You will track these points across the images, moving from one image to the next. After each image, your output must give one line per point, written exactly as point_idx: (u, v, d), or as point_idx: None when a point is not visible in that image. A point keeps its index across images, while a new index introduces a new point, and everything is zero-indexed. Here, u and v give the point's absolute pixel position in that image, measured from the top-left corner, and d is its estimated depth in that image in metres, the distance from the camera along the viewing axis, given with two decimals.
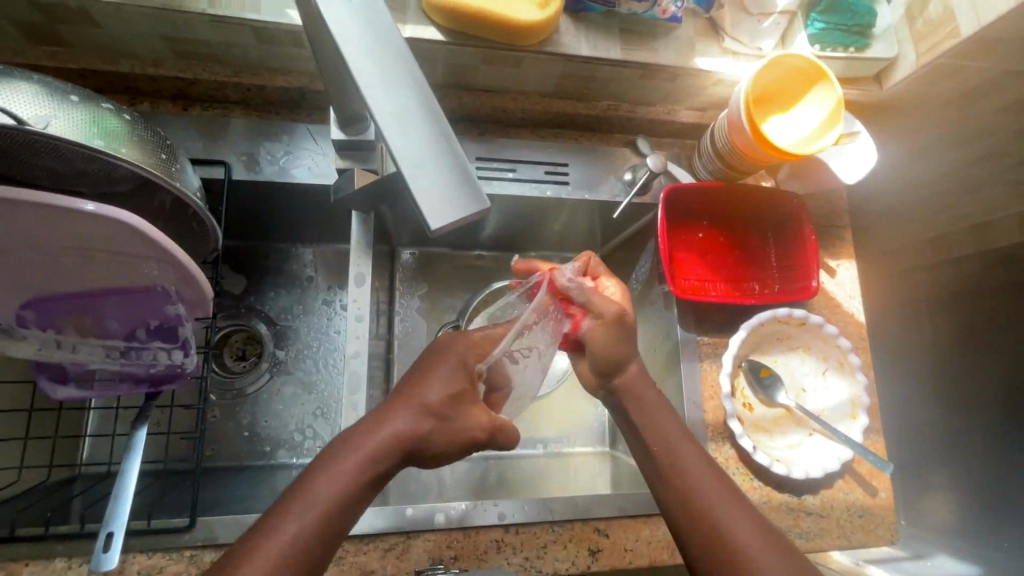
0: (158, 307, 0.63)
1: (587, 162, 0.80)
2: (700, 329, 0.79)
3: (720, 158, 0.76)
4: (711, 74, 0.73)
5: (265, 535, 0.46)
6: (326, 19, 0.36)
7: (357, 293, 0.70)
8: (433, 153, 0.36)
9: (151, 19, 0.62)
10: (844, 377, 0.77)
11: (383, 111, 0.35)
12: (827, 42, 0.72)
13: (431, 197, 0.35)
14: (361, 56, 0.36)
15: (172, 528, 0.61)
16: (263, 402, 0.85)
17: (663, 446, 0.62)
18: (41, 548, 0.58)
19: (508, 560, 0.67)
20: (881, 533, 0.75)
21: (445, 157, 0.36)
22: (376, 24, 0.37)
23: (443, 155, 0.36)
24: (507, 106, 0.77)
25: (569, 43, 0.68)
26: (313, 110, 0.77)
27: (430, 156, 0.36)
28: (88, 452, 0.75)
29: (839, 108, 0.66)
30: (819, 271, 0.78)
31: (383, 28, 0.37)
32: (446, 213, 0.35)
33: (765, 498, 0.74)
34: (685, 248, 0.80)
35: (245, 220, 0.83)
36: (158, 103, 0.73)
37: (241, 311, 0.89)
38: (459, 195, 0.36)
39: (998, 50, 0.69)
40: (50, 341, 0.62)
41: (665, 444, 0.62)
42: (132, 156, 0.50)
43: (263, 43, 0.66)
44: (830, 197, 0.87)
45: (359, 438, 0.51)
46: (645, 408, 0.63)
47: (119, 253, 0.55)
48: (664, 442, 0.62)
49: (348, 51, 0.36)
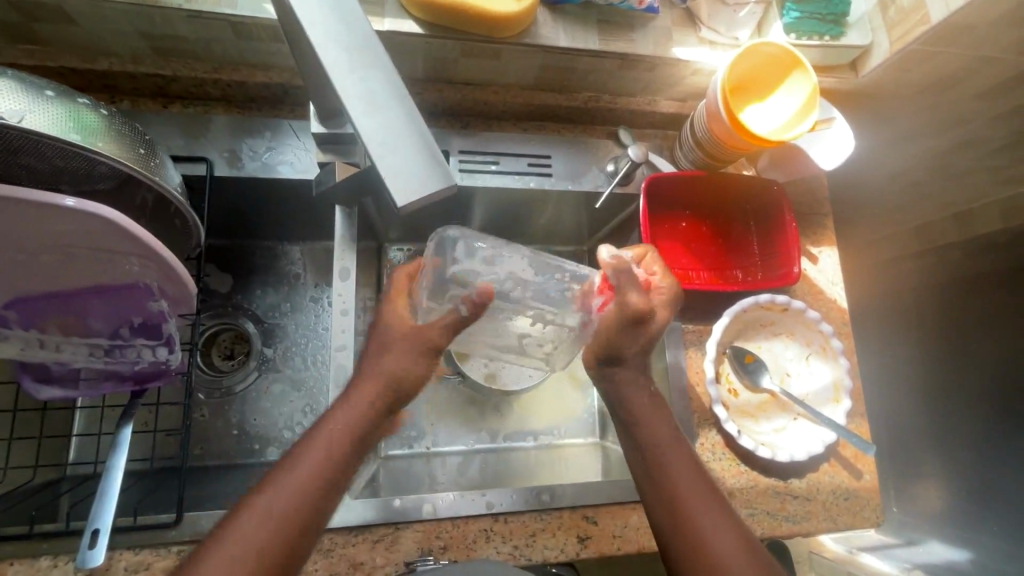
0: (142, 305, 0.63)
1: (569, 153, 0.81)
2: (684, 317, 0.80)
3: (700, 147, 0.77)
4: (689, 64, 0.74)
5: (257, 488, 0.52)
6: (296, 11, 0.37)
7: (342, 288, 0.70)
8: (404, 135, 0.36)
9: (128, 16, 0.62)
10: (826, 361, 0.78)
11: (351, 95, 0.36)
12: (802, 30, 0.73)
13: (402, 174, 0.36)
14: (330, 44, 0.37)
15: (158, 524, 0.61)
16: (251, 401, 0.85)
17: (658, 447, 0.62)
18: (26, 547, 0.58)
19: (496, 549, 0.67)
20: (867, 515, 0.76)
21: (415, 138, 0.36)
22: (345, 12, 0.38)
23: (413, 134, 0.36)
24: (488, 99, 0.78)
25: (547, 35, 0.69)
26: (295, 106, 0.78)
27: (401, 139, 0.36)
28: (74, 454, 0.75)
29: (814, 96, 0.67)
30: (800, 256, 0.79)
31: (352, 18, 0.38)
32: (415, 191, 0.35)
33: (752, 483, 0.74)
34: (669, 237, 0.81)
35: (230, 219, 0.83)
36: (139, 101, 0.73)
37: (228, 310, 0.88)
38: (430, 172, 0.36)
39: (969, 35, 0.70)
40: (33, 340, 0.61)
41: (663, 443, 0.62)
42: (110, 150, 0.51)
43: (241, 38, 0.66)
44: (811, 184, 0.88)
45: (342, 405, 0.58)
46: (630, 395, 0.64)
47: (100, 250, 0.55)
48: (662, 442, 0.62)
49: (317, 39, 0.37)
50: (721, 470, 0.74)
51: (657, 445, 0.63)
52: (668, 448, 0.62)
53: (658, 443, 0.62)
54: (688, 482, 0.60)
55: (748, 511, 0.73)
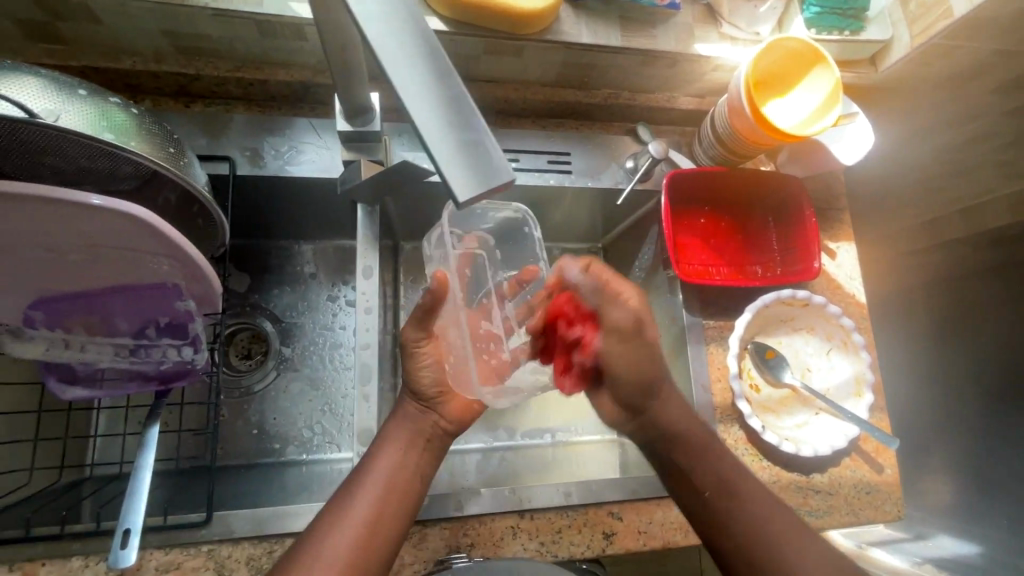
0: (168, 304, 0.62)
1: (588, 150, 0.81)
2: (704, 313, 0.80)
3: (721, 143, 0.77)
4: (711, 60, 0.74)
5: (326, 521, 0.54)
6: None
7: (365, 286, 0.70)
8: (461, 128, 0.35)
9: (153, 15, 0.62)
10: (847, 356, 0.78)
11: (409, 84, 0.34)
12: (822, 26, 0.73)
13: (461, 167, 0.34)
14: (385, 34, 0.35)
15: (188, 522, 0.61)
16: (271, 400, 0.85)
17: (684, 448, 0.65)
18: (56, 547, 0.58)
19: (523, 546, 0.67)
20: (888, 509, 0.76)
21: (473, 131, 0.35)
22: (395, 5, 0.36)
23: (471, 128, 0.35)
24: (508, 96, 0.78)
25: (570, 31, 0.69)
26: (315, 105, 0.78)
27: (457, 132, 0.35)
28: (99, 454, 0.75)
29: (838, 91, 0.68)
30: (820, 251, 0.79)
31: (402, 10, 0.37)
32: (476, 184, 0.33)
33: (775, 478, 0.75)
34: (689, 233, 0.81)
35: (250, 218, 0.83)
36: (161, 101, 0.73)
37: (246, 310, 0.88)
38: (488, 167, 0.34)
39: (990, 30, 0.70)
40: (58, 340, 0.62)
41: (692, 439, 0.65)
42: (142, 149, 0.50)
43: (266, 36, 0.66)
44: (828, 179, 0.88)
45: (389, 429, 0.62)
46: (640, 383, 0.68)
47: (128, 250, 0.55)
48: (688, 440, 0.65)
49: (369, 29, 0.35)
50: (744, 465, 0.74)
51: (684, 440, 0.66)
52: (692, 442, 0.65)
53: (673, 436, 0.66)
54: (716, 472, 0.63)
55: None
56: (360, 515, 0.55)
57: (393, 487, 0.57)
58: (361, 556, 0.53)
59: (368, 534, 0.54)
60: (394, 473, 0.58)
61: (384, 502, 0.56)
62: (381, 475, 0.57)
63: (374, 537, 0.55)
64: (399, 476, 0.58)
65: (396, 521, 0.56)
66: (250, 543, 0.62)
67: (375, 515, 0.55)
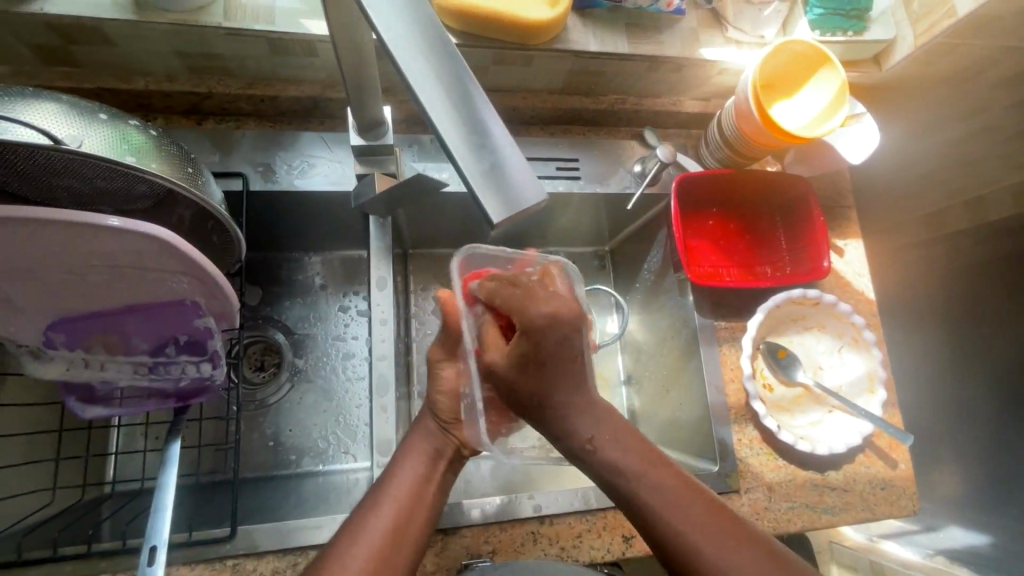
0: (187, 322, 0.63)
1: (595, 155, 0.81)
2: (716, 314, 0.81)
3: (728, 145, 0.78)
4: (716, 64, 0.75)
5: (353, 530, 0.53)
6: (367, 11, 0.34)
7: (380, 297, 0.71)
8: (491, 149, 0.35)
9: (167, 35, 0.63)
10: (859, 353, 0.79)
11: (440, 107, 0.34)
12: (826, 27, 0.74)
13: (494, 190, 0.35)
14: (405, 48, 0.34)
15: (213, 538, 0.62)
16: (286, 412, 0.85)
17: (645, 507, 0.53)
18: (85, 565, 0.59)
19: (545, 551, 0.68)
20: (904, 504, 0.76)
21: (503, 151, 0.35)
22: (415, 13, 0.35)
23: (501, 150, 0.35)
24: (517, 105, 0.79)
25: (577, 40, 0.70)
26: (325, 119, 0.78)
27: (488, 153, 0.35)
28: (119, 469, 0.75)
29: (845, 91, 0.68)
30: (829, 251, 0.79)
31: (421, 17, 0.36)
32: (509, 206, 0.35)
33: (790, 477, 0.75)
34: (698, 235, 0.82)
35: (262, 232, 0.84)
36: (173, 119, 0.74)
37: (258, 323, 0.89)
38: (520, 188, 0.35)
39: (992, 27, 0.71)
40: (77, 360, 0.62)
41: (653, 491, 0.54)
42: (162, 170, 0.51)
43: (277, 53, 0.68)
44: (834, 178, 0.88)
45: (416, 440, 0.62)
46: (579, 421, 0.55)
47: (148, 269, 0.55)
48: (647, 491, 0.54)
49: (394, 44, 0.34)
50: (759, 464, 0.75)
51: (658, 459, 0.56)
52: (654, 499, 0.53)
53: (623, 482, 0.54)
54: (691, 527, 0.52)
55: (787, 504, 0.74)
56: (386, 520, 0.54)
57: (420, 492, 0.57)
58: (385, 562, 0.51)
59: (394, 539, 0.53)
60: (417, 480, 0.58)
61: (411, 507, 0.56)
62: (405, 481, 0.57)
63: (400, 543, 0.53)
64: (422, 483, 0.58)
65: (419, 528, 0.55)
66: (275, 556, 0.63)
67: (402, 519, 0.55)
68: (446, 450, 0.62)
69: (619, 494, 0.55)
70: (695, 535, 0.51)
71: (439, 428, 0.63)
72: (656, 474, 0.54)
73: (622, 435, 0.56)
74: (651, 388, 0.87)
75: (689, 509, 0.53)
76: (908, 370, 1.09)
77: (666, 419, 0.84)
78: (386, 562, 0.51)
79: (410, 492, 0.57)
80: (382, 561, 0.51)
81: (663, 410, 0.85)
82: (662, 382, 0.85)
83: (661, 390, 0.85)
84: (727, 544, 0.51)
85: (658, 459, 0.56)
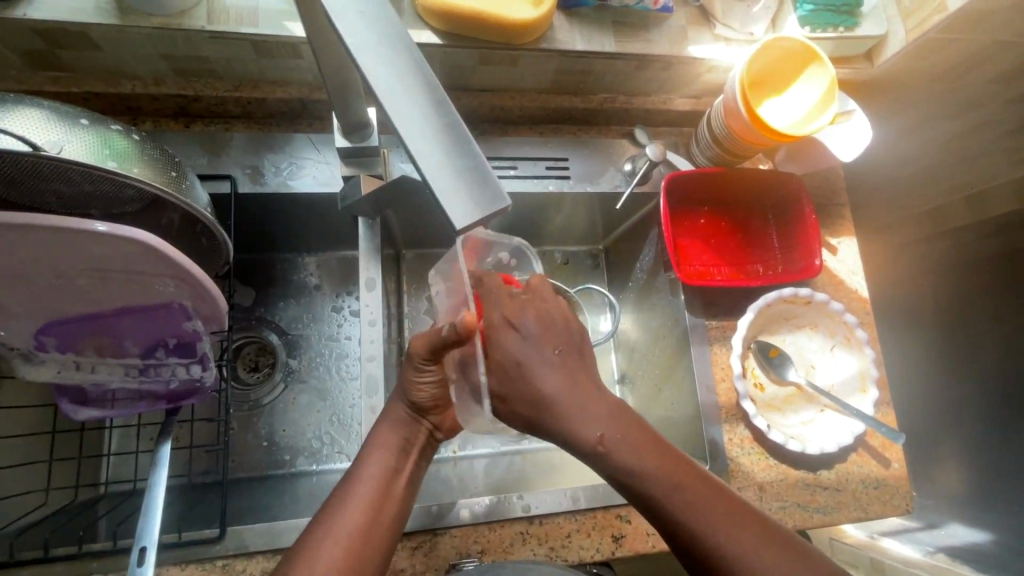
0: (176, 324, 0.63)
1: (586, 154, 0.81)
2: (707, 313, 0.80)
3: (718, 143, 0.77)
4: (705, 61, 0.74)
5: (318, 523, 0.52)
6: (335, 21, 0.34)
7: (369, 298, 0.71)
8: (459, 158, 0.35)
9: (153, 39, 0.64)
10: (851, 352, 0.78)
11: (407, 117, 0.34)
12: (816, 23, 0.73)
13: (460, 196, 0.34)
14: (373, 54, 0.35)
15: (202, 539, 0.62)
16: (279, 412, 0.85)
17: (671, 510, 0.51)
18: (75, 567, 0.60)
19: (534, 551, 0.68)
20: (897, 503, 0.76)
21: (470, 160, 0.35)
22: (385, 25, 0.36)
23: (468, 158, 0.35)
24: (506, 104, 0.79)
25: (564, 39, 0.69)
26: (315, 120, 0.78)
27: (456, 162, 0.35)
28: (112, 471, 0.76)
29: (834, 87, 0.68)
30: (821, 249, 0.79)
31: (393, 28, 0.36)
32: (476, 212, 0.34)
33: (782, 476, 0.75)
34: (689, 234, 0.82)
35: (255, 234, 0.84)
36: (161, 122, 0.74)
37: (252, 323, 0.89)
38: (486, 195, 0.35)
39: (985, 22, 0.70)
40: (69, 363, 0.63)
41: (677, 491, 0.51)
42: (144, 175, 0.51)
43: (263, 55, 0.68)
44: (828, 175, 0.88)
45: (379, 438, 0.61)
46: (577, 424, 0.52)
47: (134, 273, 0.55)
48: (671, 491, 0.51)
49: (363, 54, 0.34)
50: (751, 464, 0.75)
51: (674, 454, 0.53)
52: (668, 497, 0.51)
53: (641, 486, 0.52)
54: (710, 529, 0.49)
55: (778, 504, 0.74)
56: (354, 515, 0.53)
57: (387, 487, 0.57)
58: (347, 556, 0.51)
59: (360, 534, 0.53)
60: (385, 474, 0.58)
61: (379, 501, 0.56)
62: (370, 475, 0.57)
63: (366, 539, 0.53)
64: (391, 478, 0.58)
65: (386, 526, 0.55)
66: (264, 557, 0.63)
67: (366, 514, 0.54)
68: (416, 439, 0.63)
69: (643, 501, 0.52)
70: (712, 535, 0.49)
71: (410, 414, 0.63)
72: (678, 474, 0.52)
73: (633, 433, 0.53)
74: (644, 387, 0.87)
75: (712, 511, 0.50)
76: (905, 367, 1.08)
77: (660, 419, 0.83)
78: (350, 559, 0.51)
79: (378, 487, 0.57)
80: (346, 560, 0.51)
81: (657, 410, 0.84)
82: (655, 381, 0.85)
83: (655, 388, 0.85)
84: (747, 541, 0.49)
85: (680, 460, 0.53)
